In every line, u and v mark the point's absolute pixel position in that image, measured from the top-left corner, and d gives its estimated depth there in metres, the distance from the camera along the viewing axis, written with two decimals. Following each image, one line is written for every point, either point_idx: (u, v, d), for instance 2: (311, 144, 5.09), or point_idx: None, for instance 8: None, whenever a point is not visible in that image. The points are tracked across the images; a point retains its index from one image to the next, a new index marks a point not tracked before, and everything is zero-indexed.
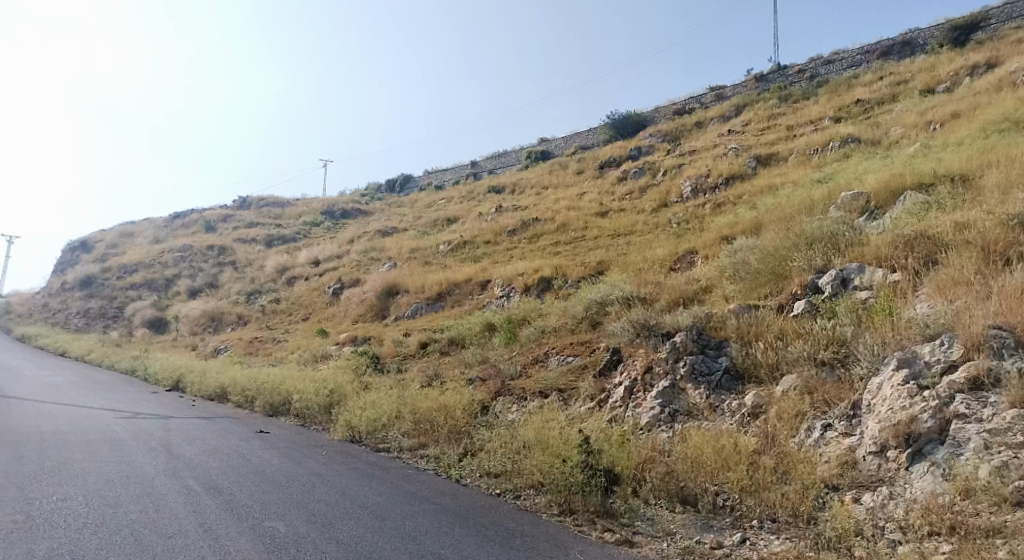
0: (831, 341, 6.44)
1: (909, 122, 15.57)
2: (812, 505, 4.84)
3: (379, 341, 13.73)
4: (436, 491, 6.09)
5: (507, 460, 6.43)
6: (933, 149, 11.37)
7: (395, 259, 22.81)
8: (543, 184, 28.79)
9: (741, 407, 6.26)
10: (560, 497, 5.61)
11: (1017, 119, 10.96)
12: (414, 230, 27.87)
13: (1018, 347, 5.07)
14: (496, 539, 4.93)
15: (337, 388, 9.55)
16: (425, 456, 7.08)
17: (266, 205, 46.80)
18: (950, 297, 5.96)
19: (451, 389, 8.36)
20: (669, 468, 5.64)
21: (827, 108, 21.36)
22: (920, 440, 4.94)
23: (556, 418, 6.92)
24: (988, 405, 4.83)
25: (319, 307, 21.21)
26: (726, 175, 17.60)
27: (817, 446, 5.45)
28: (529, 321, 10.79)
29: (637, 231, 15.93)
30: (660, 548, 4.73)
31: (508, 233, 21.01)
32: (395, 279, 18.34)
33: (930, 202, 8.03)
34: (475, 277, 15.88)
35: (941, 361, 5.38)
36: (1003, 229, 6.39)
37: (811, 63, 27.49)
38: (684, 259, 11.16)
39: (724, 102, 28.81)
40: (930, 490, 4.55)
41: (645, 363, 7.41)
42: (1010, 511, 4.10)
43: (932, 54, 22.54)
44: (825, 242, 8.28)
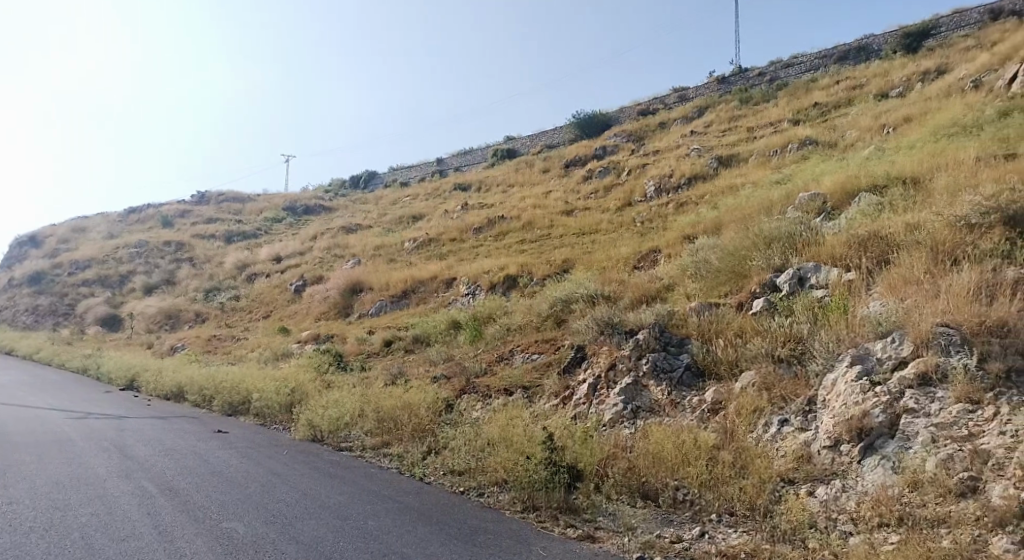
0: (787, 338, 6.59)
1: (864, 125, 16.03)
2: (768, 499, 4.95)
3: (341, 339, 13.59)
4: (399, 490, 6.05)
5: (471, 458, 6.42)
6: (886, 152, 11.72)
7: (359, 256, 22.57)
8: (509, 182, 28.81)
9: (701, 403, 6.37)
10: (523, 494, 5.63)
11: (963, 124, 11.37)
12: (379, 227, 27.59)
13: (964, 344, 5.25)
14: (458, 537, 4.93)
15: (298, 387, 9.42)
16: (389, 454, 7.03)
17: (226, 201, 45.84)
18: (901, 295, 6.15)
19: (415, 387, 8.32)
20: (631, 464, 5.71)
21: (786, 111, 21.85)
22: (871, 435, 5.09)
23: (520, 415, 6.94)
24: (935, 400, 5.00)
25: (280, 305, 20.85)
26: (689, 176, 17.88)
27: (773, 441, 5.59)
28: (495, 318, 10.79)
29: (602, 230, 16.06)
30: (621, 542, 4.78)
31: (473, 231, 20.97)
32: (359, 276, 18.15)
33: (883, 204, 8.27)
34: (440, 275, 15.81)
35: (892, 358, 5.56)
36: (951, 230, 6.61)
37: (771, 67, 28.09)
38: (647, 257, 11.30)
39: (687, 103, 29.24)
40: (881, 482, 4.70)
41: (609, 360, 7.49)
42: (955, 502, 4.26)
43: (886, 59, 23.22)
44: (783, 242, 8.46)
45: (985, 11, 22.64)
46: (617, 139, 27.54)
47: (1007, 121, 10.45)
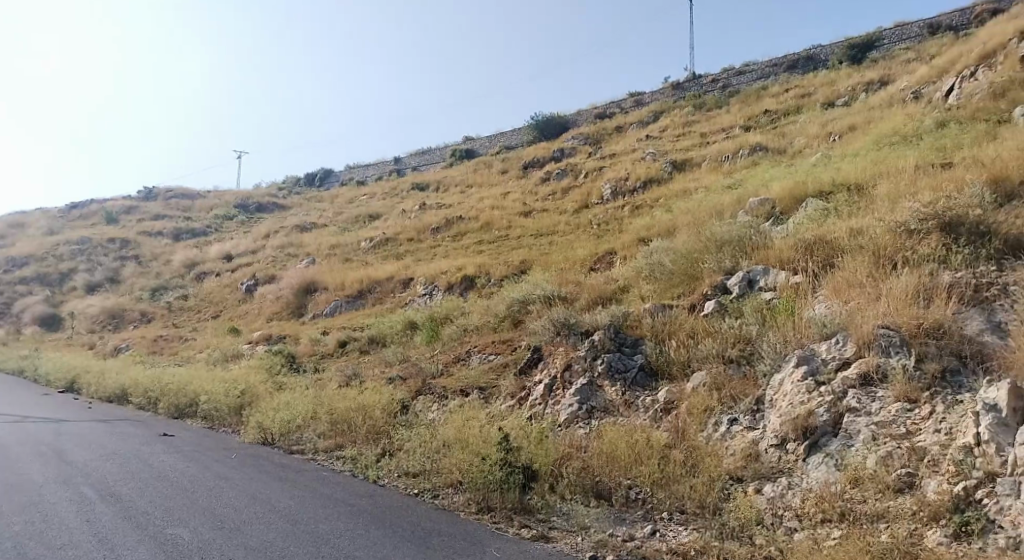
0: (737, 339, 6.74)
1: (811, 133, 16.54)
2: (718, 496, 5.05)
3: (294, 340, 13.35)
4: (352, 493, 5.96)
5: (426, 460, 6.38)
6: (831, 159, 12.11)
7: (313, 256, 22.22)
8: (468, 183, 28.77)
9: (655, 403, 6.47)
10: (479, 495, 5.63)
11: (904, 135, 11.82)
12: (334, 226, 27.22)
13: (903, 345, 5.46)
14: (411, 540, 4.89)
15: (248, 388, 9.22)
16: (342, 457, 6.93)
17: (175, 197, 44.53)
18: (845, 298, 6.36)
19: (370, 389, 8.24)
20: (585, 464, 5.76)
21: (738, 117, 22.37)
22: (816, 433, 5.25)
23: (476, 416, 6.93)
24: (876, 399, 5.19)
25: (231, 305, 20.36)
26: (644, 179, 18.15)
27: (723, 440, 5.71)
28: (452, 319, 10.76)
29: (560, 231, 16.18)
30: (575, 542, 4.82)
31: (431, 231, 20.85)
32: (313, 275, 17.87)
33: (829, 209, 8.54)
34: (397, 275, 15.69)
35: (836, 358, 5.74)
36: (892, 235, 6.87)
37: (724, 74, 28.71)
38: (603, 259, 11.43)
39: (643, 107, 29.71)
40: (824, 479, 4.84)
41: (564, 361, 7.54)
42: (893, 497, 4.43)
43: (833, 70, 23.99)
44: (734, 245, 8.66)
45: (924, 26, 23.59)
46: (575, 141, 27.78)
47: (944, 131, 10.91)
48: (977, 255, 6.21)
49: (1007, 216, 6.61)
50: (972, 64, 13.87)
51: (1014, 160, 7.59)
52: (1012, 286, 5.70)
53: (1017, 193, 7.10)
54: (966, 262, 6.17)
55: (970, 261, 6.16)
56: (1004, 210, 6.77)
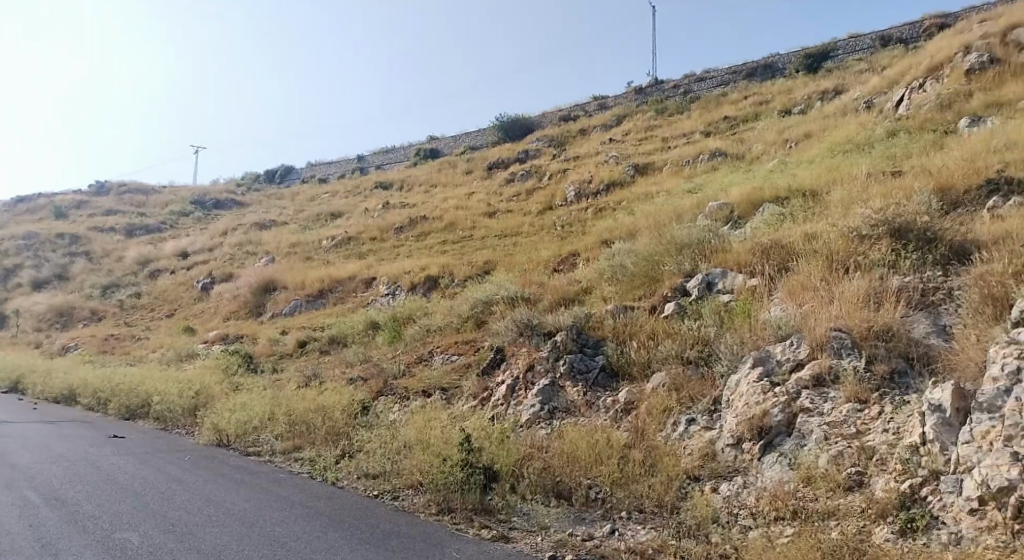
0: (696, 340, 6.86)
1: (768, 139, 16.94)
2: (675, 495, 5.12)
3: (252, 340, 13.09)
4: (310, 495, 5.86)
5: (387, 461, 6.32)
6: (787, 166, 12.42)
7: (273, 254, 21.83)
8: (432, 183, 28.62)
9: (615, 403, 6.54)
10: (439, 496, 5.58)
11: (856, 143, 12.19)
12: (295, 224, 26.78)
13: (854, 347, 5.62)
14: (369, 542, 4.84)
15: (203, 389, 9.01)
16: (299, 459, 6.82)
17: (128, 193, 43.22)
18: (799, 301, 6.53)
19: (330, 389, 8.14)
20: (546, 464, 5.78)
21: (699, 123, 22.77)
22: (771, 433, 5.36)
23: (438, 417, 6.90)
24: (828, 400, 5.33)
25: (186, 303, 19.86)
26: (607, 182, 18.34)
27: (681, 439, 5.79)
28: (415, 319, 10.69)
29: (523, 233, 16.22)
30: (534, 542, 4.82)
31: (394, 230, 20.69)
32: (273, 274, 17.56)
33: (785, 214, 8.75)
34: (359, 274, 15.52)
35: (790, 360, 5.88)
36: (844, 240, 7.07)
37: (685, 80, 29.19)
38: (566, 260, 11.51)
39: (606, 111, 30.01)
40: (778, 478, 4.95)
41: (527, 362, 7.55)
42: (843, 495, 4.55)
43: (790, 78, 24.59)
44: (693, 248, 8.80)
45: (877, 38, 24.38)
46: (539, 143, 27.90)
47: (894, 140, 11.28)
48: (925, 260, 6.44)
49: (952, 223, 6.88)
50: (920, 76, 14.38)
51: (959, 170, 7.88)
52: (957, 291, 5.92)
53: (962, 201, 7.38)
54: (914, 267, 6.39)
55: (918, 266, 6.38)
56: (949, 217, 7.04)
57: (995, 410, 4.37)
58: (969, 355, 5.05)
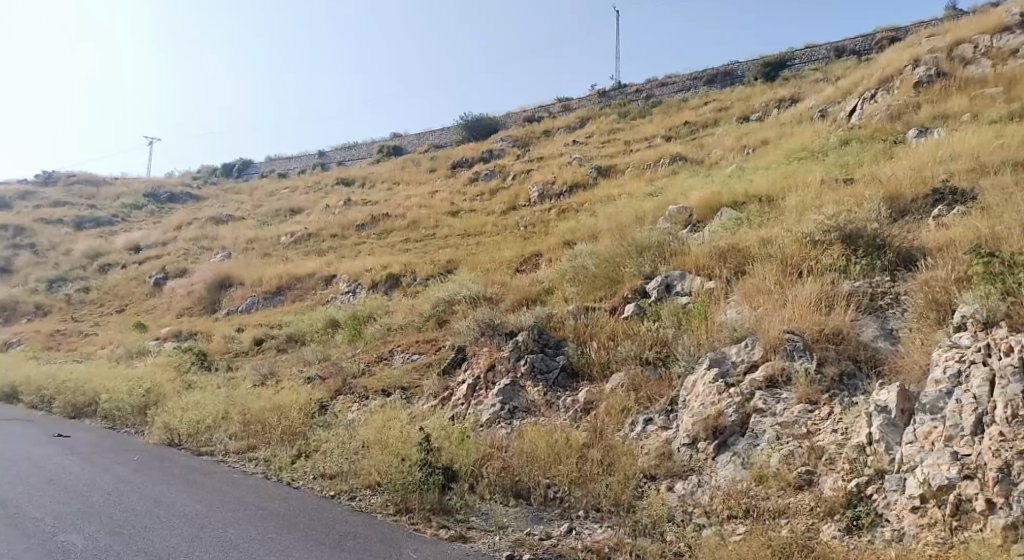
0: (654, 342, 6.96)
1: (727, 145, 17.29)
2: (632, 494, 5.17)
3: (207, 337, 12.79)
4: (264, 496, 5.76)
5: (344, 461, 6.24)
6: (745, 171, 12.69)
7: (229, 250, 21.36)
8: (395, 180, 28.37)
9: (575, 403, 6.59)
10: (397, 496, 5.54)
11: (811, 150, 12.53)
12: (254, 219, 26.25)
13: (806, 349, 5.77)
14: (324, 543, 4.78)
15: (154, 387, 8.76)
16: (254, 459, 6.68)
17: (77, 184, 41.67)
18: (754, 304, 6.68)
19: (287, 388, 8.01)
20: (505, 464, 5.78)
21: (661, 127, 23.10)
22: (725, 433, 5.47)
23: (397, 416, 6.84)
24: (780, 400, 5.46)
25: (138, 299, 19.26)
26: (570, 184, 18.47)
27: (638, 439, 5.86)
28: (375, 318, 10.59)
29: (487, 232, 16.22)
30: (492, 542, 4.82)
31: (356, 228, 20.45)
32: (230, 270, 17.18)
33: (742, 218, 8.94)
34: (318, 272, 15.30)
35: (744, 361, 6.01)
36: (798, 245, 7.26)
37: (648, 85, 29.59)
38: (529, 260, 11.54)
39: (570, 113, 30.23)
40: (731, 477, 5.05)
41: (488, 361, 7.55)
42: (793, 494, 4.67)
43: (749, 85, 25.17)
44: (653, 250, 8.93)
45: (831, 49, 25.13)
46: (504, 143, 27.93)
47: (846, 148, 11.63)
48: (873, 265, 6.65)
49: (900, 230, 7.12)
50: (872, 87, 14.87)
51: (907, 180, 8.17)
52: (903, 296, 6.13)
53: (910, 209, 7.65)
54: (864, 272, 6.59)
55: (867, 271, 6.59)
56: (897, 225, 7.28)
57: (937, 411, 4.55)
58: (913, 358, 5.24)
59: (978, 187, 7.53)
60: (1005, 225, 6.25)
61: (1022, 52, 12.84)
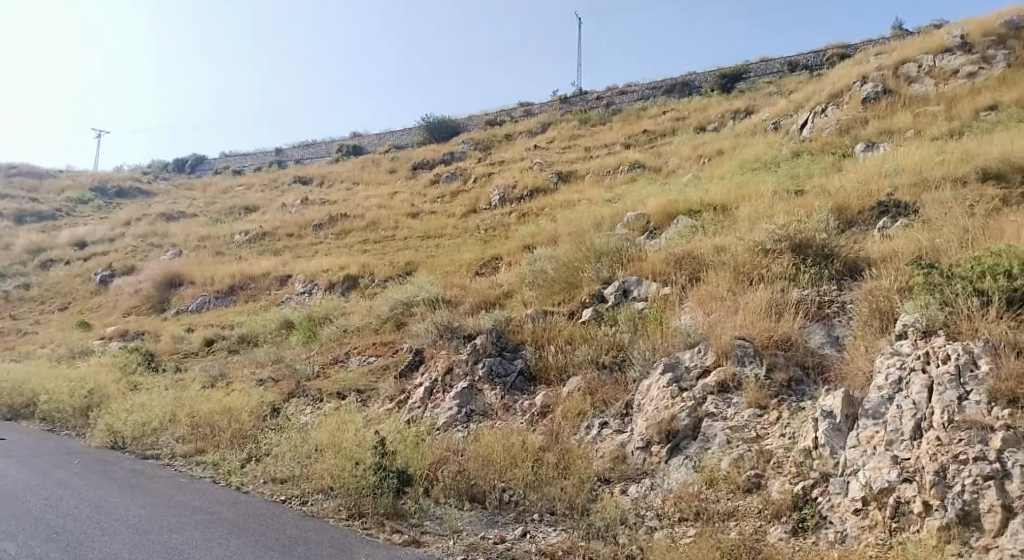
0: (611, 346, 7.04)
1: (684, 154, 17.64)
2: (586, 497, 5.22)
3: (154, 337, 12.40)
4: (212, 501, 5.61)
5: (296, 465, 6.12)
6: (701, 180, 12.96)
7: (180, 247, 20.77)
8: (355, 180, 28.04)
9: (532, 406, 6.61)
10: (350, 500, 5.46)
11: (764, 161, 12.88)
12: (206, 217, 25.57)
13: (756, 355, 5.90)
14: (274, 549, 4.68)
15: (98, 388, 8.46)
16: (203, 463, 6.49)
17: (18, 176, 39.93)
18: (708, 310, 6.82)
19: (238, 390, 7.83)
20: (461, 467, 5.76)
21: (620, 134, 23.41)
22: (677, 437, 5.56)
23: (352, 419, 6.75)
24: (731, 405, 5.58)
25: (82, 296, 18.55)
26: (531, 189, 18.58)
27: (593, 443, 5.91)
28: (331, 319, 10.44)
29: (446, 234, 16.17)
30: (445, 546, 4.79)
31: (313, 227, 20.12)
32: (180, 268, 16.73)
33: (697, 226, 9.12)
34: (273, 272, 15.01)
35: (697, 366, 6.12)
36: (751, 253, 7.44)
37: (608, 93, 29.98)
38: (489, 263, 11.54)
39: (532, 117, 30.39)
40: (683, 480, 5.14)
41: (445, 364, 7.51)
42: (743, 496, 4.77)
43: (706, 96, 25.72)
44: (611, 255, 9.04)
45: (784, 64, 25.92)
46: (465, 145, 27.90)
47: (797, 160, 11.99)
48: (821, 274, 6.86)
49: (847, 241, 7.37)
50: (822, 101, 15.38)
51: (854, 192, 8.47)
52: (849, 304, 6.33)
53: (856, 221, 7.93)
54: (812, 280, 6.79)
55: (815, 280, 6.79)
56: (845, 236, 7.53)
57: (879, 416, 4.71)
58: (857, 365, 5.40)
59: (920, 201, 7.84)
60: (944, 237, 6.52)
61: (961, 73, 13.46)
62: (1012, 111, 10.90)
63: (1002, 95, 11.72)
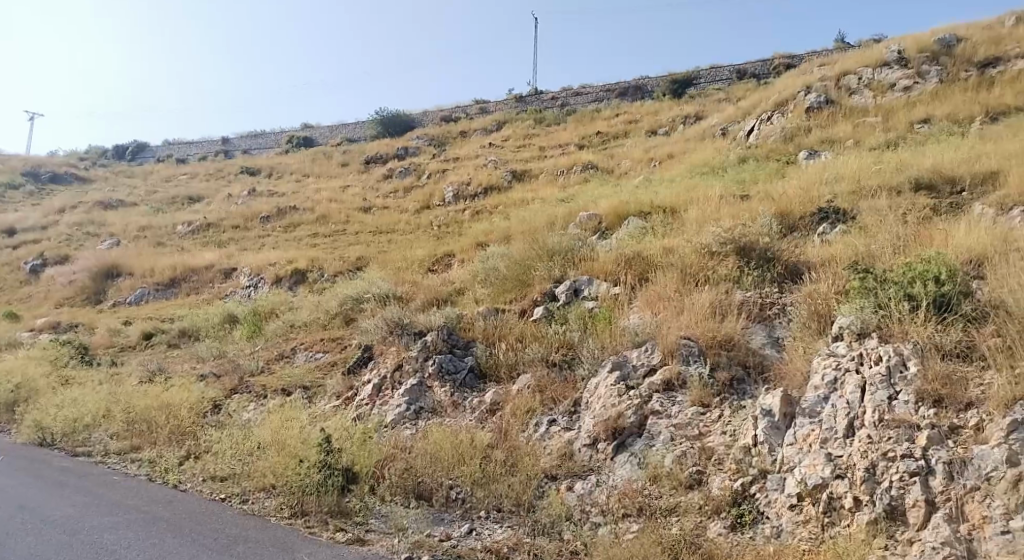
0: (561, 345, 7.09)
1: (636, 156, 17.93)
2: (532, 494, 5.24)
3: (88, 329, 11.91)
4: (147, 499, 5.43)
5: (236, 463, 5.97)
6: (651, 183, 13.19)
7: (118, 237, 19.99)
8: (305, 173, 27.50)
9: (481, 404, 6.61)
10: (293, 499, 5.36)
11: (712, 166, 13.20)
12: (147, 206, 24.65)
13: (701, 355, 6.03)
14: (212, 548, 4.57)
15: (25, 383, 8.10)
16: (138, 460, 6.27)
17: None
18: (656, 310, 6.94)
19: (177, 386, 7.60)
20: (408, 464, 5.71)
21: (574, 135, 23.64)
22: (623, 434, 5.64)
23: (297, 416, 6.63)
24: (676, 403, 5.70)
25: (10, 286, 17.64)
26: (485, 186, 18.58)
27: (541, 440, 5.95)
28: (277, 314, 10.22)
29: (398, 230, 16.02)
30: (390, 544, 4.75)
31: (260, 219, 19.65)
32: (118, 259, 16.13)
33: (647, 228, 9.28)
34: (217, 265, 14.61)
35: (644, 365, 6.23)
36: (697, 255, 7.61)
37: (563, 93, 30.27)
38: (441, 260, 11.49)
39: (487, 115, 30.42)
40: (627, 476, 5.22)
41: (395, 361, 7.43)
42: (685, 492, 4.88)
43: (658, 100, 26.20)
44: (563, 255, 9.10)
45: (733, 71, 26.64)
46: (419, 141, 27.71)
47: (744, 166, 12.33)
48: (764, 277, 7.07)
49: (789, 245, 7.62)
50: (768, 109, 15.86)
51: (797, 198, 8.75)
52: (789, 306, 6.54)
53: (798, 225, 8.21)
54: (755, 283, 6.99)
55: (758, 282, 7.00)
56: (786, 240, 7.78)
57: (815, 414, 4.88)
58: (795, 365, 5.58)
59: (858, 208, 8.15)
60: (878, 243, 6.80)
61: (898, 87, 14.08)
62: (943, 125, 11.44)
63: (934, 109, 12.29)
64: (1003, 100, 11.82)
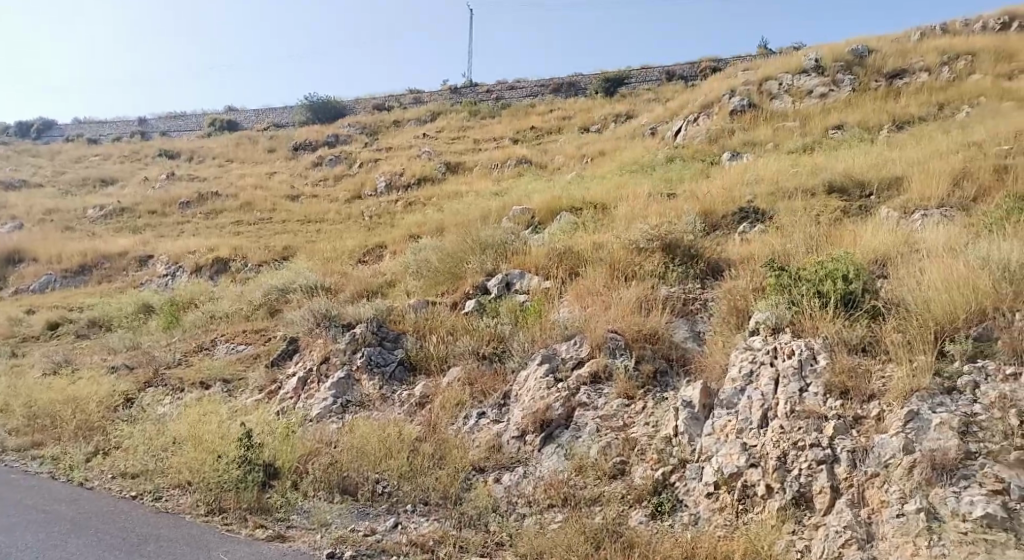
0: (491, 338, 7.10)
1: (568, 151, 18.14)
2: (459, 487, 5.24)
3: None
4: (48, 498, 5.13)
5: (149, 459, 5.71)
6: (583, 179, 13.37)
7: (21, 220, 18.68)
8: (229, 158, 26.45)
9: (410, 397, 6.55)
10: (209, 495, 5.18)
11: (642, 164, 13.51)
12: (54, 188, 23.14)
13: (627, 348, 6.16)
14: (119, 548, 4.39)
15: None
16: (39, 457, 5.90)
17: None
18: (584, 304, 7.06)
19: (85, 379, 7.20)
20: (333, 458, 5.59)
21: (509, 129, 23.70)
22: (551, 426, 5.71)
23: (216, 410, 6.38)
24: (602, 395, 5.81)
25: None
26: (417, 178, 18.40)
27: (470, 432, 5.96)
28: (197, 304, 9.81)
29: (327, 219, 15.66)
30: (312, 540, 4.65)
31: (180, 205, 18.78)
32: (21, 244, 15.09)
33: (578, 223, 9.41)
34: (132, 252, 13.90)
35: (572, 357, 6.32)
36: (625, 251, 7.76)
37: (498, 87, 30.34)
38: (372, 251, 11.30)
39: (421, 105, 30.11)
40: (553, 467, 5.30)
41: (322, 354, 7.26)
42: (609, 482, 5.00)
43: (591, 97, 26.60)
44: (495, 248, 9.12)
45: (663, 72, 27.34)
46: (351, 129, 27.15)
47: (672, 164, 12.67)
48: (688, 273, 7.29)
49: (712, 243, 7.87)
50: (696, 110, 16.35)
51: (721, 197, 9.06)
52: (710, 302, 6.77)
53: (721, 224, 8.50)
54: (679, 279, 7.21)
55: (682, 278, 7.22)
56: (710, 238, 8.05)
57: (732, 405, 5.08)
58: (714, 358, 5.77)
59: (776, 208, 8.52)
60: (793, 243, 7.12)
61: (816, 93, 14.79)
62: (855, 131, 12.08)
63: (847, 116, 12.98)
64: (908, 110, 12.58)
